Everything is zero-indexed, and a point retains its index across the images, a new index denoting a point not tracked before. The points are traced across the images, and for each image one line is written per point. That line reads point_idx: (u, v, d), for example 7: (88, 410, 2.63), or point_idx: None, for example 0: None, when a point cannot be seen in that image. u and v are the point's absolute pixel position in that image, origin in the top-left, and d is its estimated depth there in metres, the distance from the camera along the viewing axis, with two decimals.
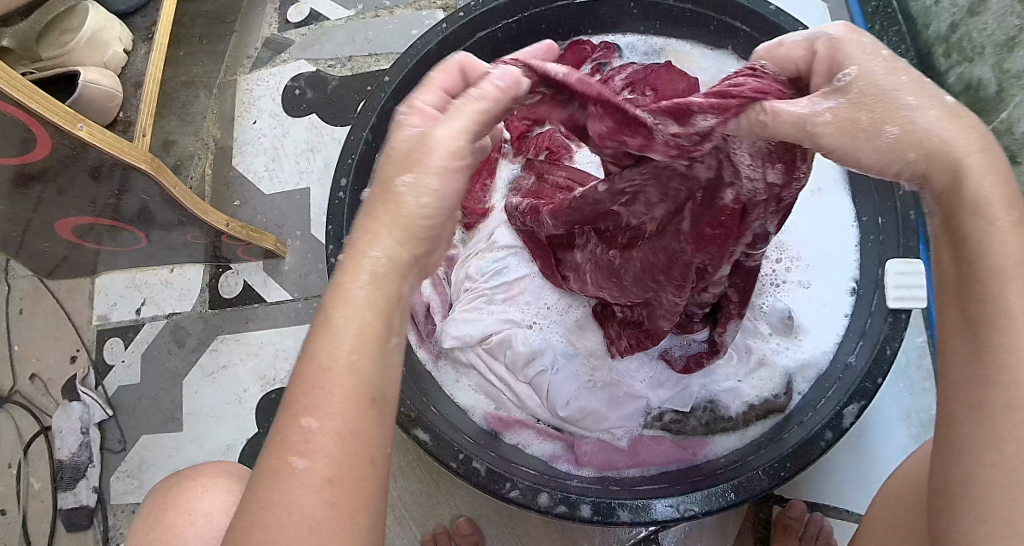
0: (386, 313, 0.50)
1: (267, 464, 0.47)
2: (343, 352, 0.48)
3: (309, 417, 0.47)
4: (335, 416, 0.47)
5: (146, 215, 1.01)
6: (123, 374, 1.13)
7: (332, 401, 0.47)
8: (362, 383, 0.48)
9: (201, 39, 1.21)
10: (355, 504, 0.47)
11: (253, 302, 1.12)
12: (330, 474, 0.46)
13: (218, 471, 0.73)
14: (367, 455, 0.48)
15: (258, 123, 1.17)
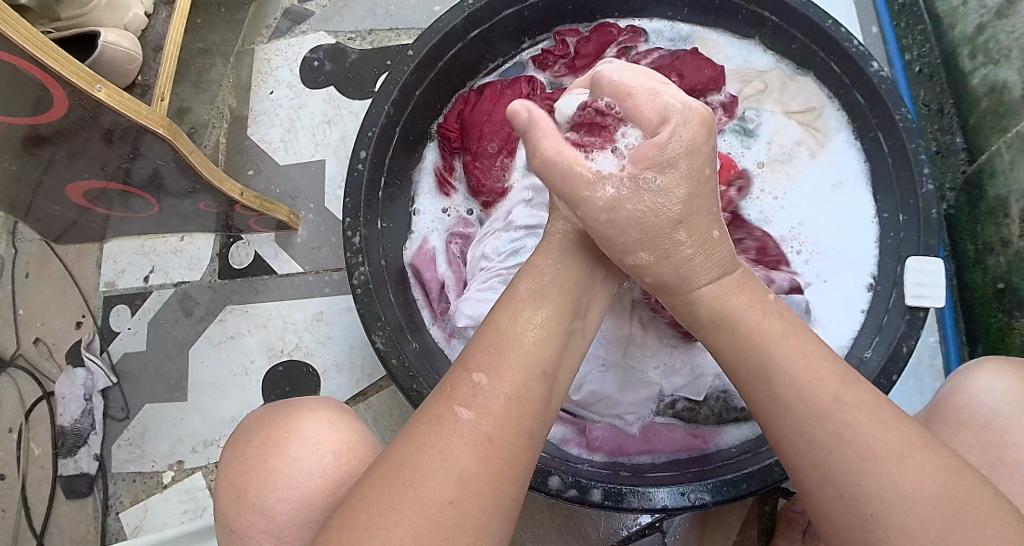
0: (562, 308, 0.63)
1: (432, 411, 0.56)
2: (527, 334, 0.60)
3: (480, 374, 0.57)
4: (505, 380, 0.57)
5: (159, 181, 1.00)
6: (128, 342, 1.12)
7: (503, 367, 0.57)
8: (533, 360, 0.59)
9: (219, 7, 1.20)
10: (503, 466, 0.55)
11: (262, 274, 1.11)
12: (489, 434, 0.55)
13: (325, 407, 0.70)
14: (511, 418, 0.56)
15: (274, 93, 1.16)
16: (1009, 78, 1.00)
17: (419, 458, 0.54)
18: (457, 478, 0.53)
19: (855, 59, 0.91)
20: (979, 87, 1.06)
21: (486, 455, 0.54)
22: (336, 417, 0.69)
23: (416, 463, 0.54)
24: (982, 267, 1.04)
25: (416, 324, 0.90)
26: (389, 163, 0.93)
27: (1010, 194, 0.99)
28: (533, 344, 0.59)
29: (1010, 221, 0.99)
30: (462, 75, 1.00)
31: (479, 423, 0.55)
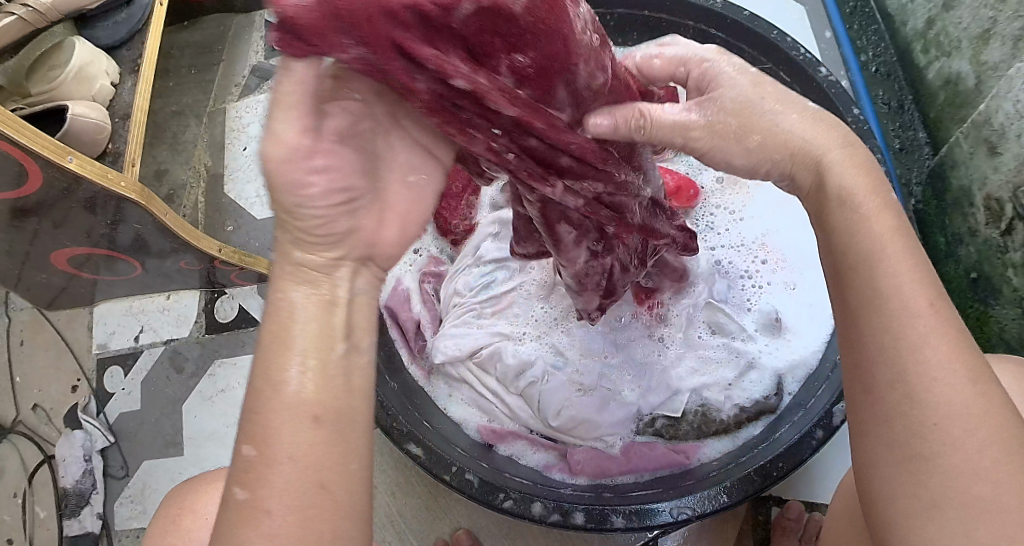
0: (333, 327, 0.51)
1: (237, 481, 0.49)
2: (301, 375, 0.50)
3: (252, 441, 0.49)
4: (296, 436, 0.48)
5: (141, 244, 1.03)
6: (123, 401, 1.14)
7: (290, 424, 0.48)
8: (329, 403, 0.50)
9: (189, 69, 1.25)
10: (329, 515, 0.48)
11: (249, 326, 1.13)
12: (302, 487, 0.48)
13: (224, 480, 0.73)
14: (340, 456, 0.49)
15: (247, 149, 1.19)
16: (962, 69, 0.99)
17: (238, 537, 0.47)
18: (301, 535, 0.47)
19: (803, 67, 0.94)
20: (935, 81, 1.06)
21: (310, 513, 0.47)
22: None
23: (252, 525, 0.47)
24: (955, 258, 1.02)
25: (395, 364, 0.91)
26: None
27: (973, 183, 0.97)
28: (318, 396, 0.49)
29: (975, 211, 0.97)
30: None
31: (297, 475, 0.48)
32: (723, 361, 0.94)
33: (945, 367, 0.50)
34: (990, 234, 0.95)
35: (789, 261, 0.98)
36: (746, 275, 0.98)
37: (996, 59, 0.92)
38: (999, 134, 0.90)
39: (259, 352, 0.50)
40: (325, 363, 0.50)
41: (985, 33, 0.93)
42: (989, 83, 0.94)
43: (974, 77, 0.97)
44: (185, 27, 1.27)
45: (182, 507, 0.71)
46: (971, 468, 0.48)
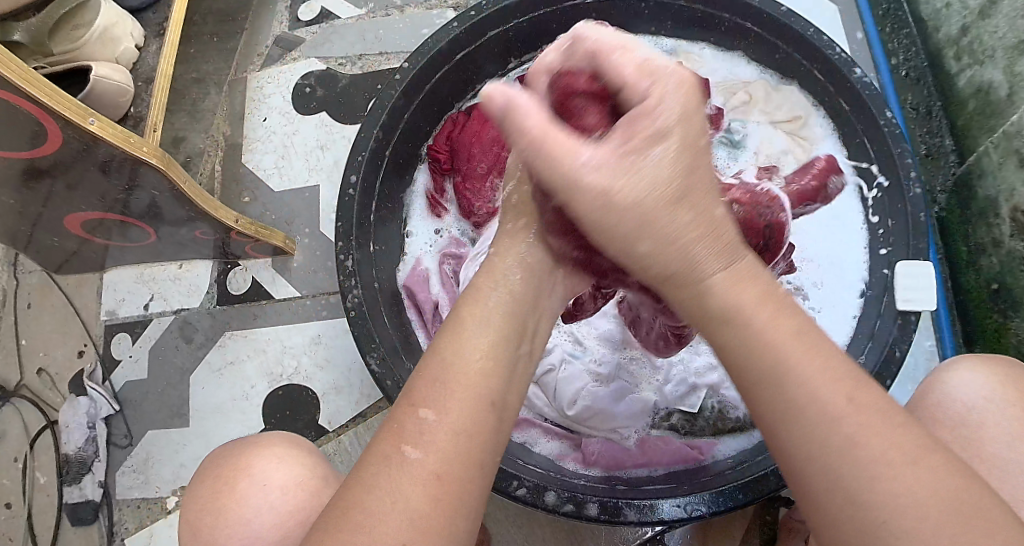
0: (520, 324, 0.58)
1: (380, 449, 0.53)
2: (471, 356, 0.55)
3: (427, 408, 0.53)
4: (449, 413, 0.53)
5: (155, 211, 1.01)
6: (129, 369, 1.13)
7: (450, 398, 0.53)
8: (483, 390, 0.54)
9: (212, 36, 1.23)
10: (454, 499, 0.51)
11: (262, 300, 1.12)
12: (437, 470, 0.51)
13: (284, 442, 0.72)
14: (469, 439, 0.52)
15: (267, 120, 1.18)
16: (994, 78, 0.99)
17: (366, 500, 0.50)
18: (413, 508, 0.50)
19: (837, 66, 0.92)
20: (965, 89, 1.05)
21: (433, 491, 0.50)
22: (290, 451, 0.71)
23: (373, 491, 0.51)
24: (976, 268, 1.02)
25: (412, 346, 0.90)
26: (379, 188, 0.94)
27: (999, 194, 0.97)
28: (477, 369, 0.55)
29: (1000, 222, 0.97)
30: (448, 96, 1.01)
31: (422, 452, 0.51)
32: None
33: (833, 387, 0.50)
34: (1015, 245, 0.95)
35: (812, 261, 0.97)
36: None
37: None
38: None
39: (438, 337, 0.56)
40: (494, 345, 0.56)
41: (1022, 43, 0.93)
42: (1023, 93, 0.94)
43: (1007, 87, 0.96)
44: None
45: (231, 467, 0.69)
46: (888, 475, 0.48)
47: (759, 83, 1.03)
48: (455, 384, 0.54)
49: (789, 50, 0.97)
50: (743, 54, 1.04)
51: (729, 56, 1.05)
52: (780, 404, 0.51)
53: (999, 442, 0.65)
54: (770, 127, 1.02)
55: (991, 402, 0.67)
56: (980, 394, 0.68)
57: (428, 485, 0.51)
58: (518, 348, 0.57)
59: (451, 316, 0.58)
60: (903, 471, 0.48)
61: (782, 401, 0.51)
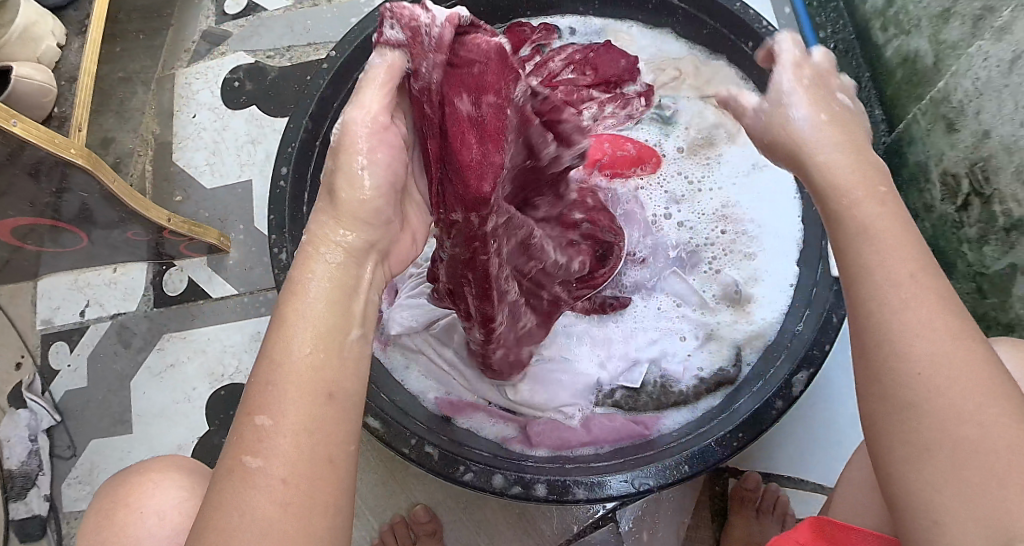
0: (343, 311, 0.53)
1: (223, 464, 0.49)
2: (300, 351, 0.51)
3: (265, 414, 0.49)
4: (288, 415, 0.49)
5: (87, 214, 0.99)
6: (69, 379, 1.10)
7: (287, 399, 0.49)
8: (318, 380, 0.51)
9: (137, 33, 1.20)
10: (309, 501, 0.48)
11: (198, 299, 1.10)
12: (285, 474, 0.48)
13: (170, 467, 0.71)
14: (315, 438, 0.49)
15: (197, 116, 1.15)
16: (919, 47, 0.99)
17: (221, 514, 0.47)
18: (275, 512, 0.47)
19: (765, 39, 0.92)
20: (892, 59, 1.06)
21: (285, 498, 0.47)
22: (172, 475, 0.69)
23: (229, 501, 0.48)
24: None
25: None
26: (310, 179, 0.92)
27: (928, 159, 0.98)
28: (305, 367, 0.51)
29: (932, 186, 0.98)
30: None
31: (270, 453, 0.48)
32: (685, 332, 0.94)
33: (927, 323, 0.50)
34: (946, 209, 0.97)
35: (753, 233, 0.97)
36: (705, 246, 0.98)
37: (954, 38, 0.92)
38: (958, 110, 0.91)
39: (270, 329, 0.52)
40: (319, 337, 0.52)
41: (945, 13, 0.93)
42: (948, 61, 0.94)
43: (933, 56, 0.97)
44: None
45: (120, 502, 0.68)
46: (956, 412, 0.47)
47: (689, 59, 1.03)
48: (284, 389, 0.50)
49: (714, 24, 0.98)
50: (670, 31, 1.05)
51: (657, 33, 1.06)
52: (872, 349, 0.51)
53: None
54: (700, 103, 1.03)
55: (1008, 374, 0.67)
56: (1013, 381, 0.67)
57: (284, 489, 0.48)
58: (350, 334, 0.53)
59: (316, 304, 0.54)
60: (956, 375, 0.48)
61: (874, 340, 0.51)
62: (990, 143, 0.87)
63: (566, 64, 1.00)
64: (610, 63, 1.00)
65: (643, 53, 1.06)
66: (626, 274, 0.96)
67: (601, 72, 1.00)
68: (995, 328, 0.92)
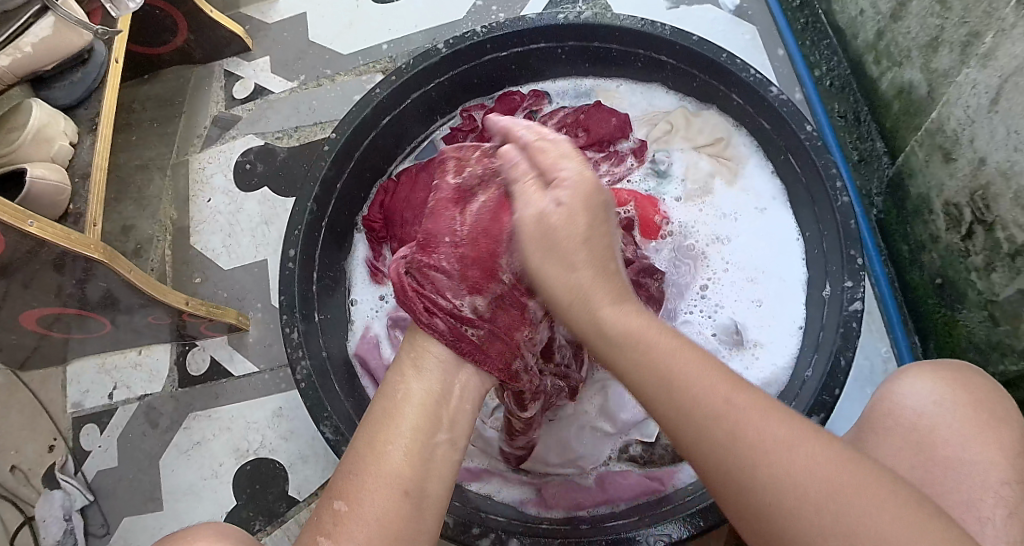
0: (433, 415, 0.65)
1: (326, 511, 0.60)
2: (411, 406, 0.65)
3: (341, 498, 0.59)
4: (364, 499, 0.59)
5: (110, 300, 1.02)
6: (100, 459, 1.12)
7: (364, 487, 0.60)
8: (400, 476, 0.60)
9: (151, 122, 1.24)
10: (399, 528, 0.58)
11: (220, 378, 1.13)
12: (377, 515, 0.58)
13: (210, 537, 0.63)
14: (398, 518, 0.58)
15: (212, 201, 1.19)
16: (914, 78, 1.04)
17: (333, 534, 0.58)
18: (383, 527, 0.58)
19: (754, 87, 0.96)
20: (888, 90, 1.11)
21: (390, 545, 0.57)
22: None
23: (336, 535, 0.57)
24: (919, 265, 1.09)
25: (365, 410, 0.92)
26: (319, 258, 0.96)
27: (930, 191, 1.04)
28: (394, 468, 0.61)
29: (936, 217, 1.04)
30: (379, 161, 1.04)
31: (355, 507, 0.59)
32: None
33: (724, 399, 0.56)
34: (952, 240, 1.02)
35: (760, 277, 1.01)
36: (711, 309, 1.01)
37: (945, 67, 0.98)
38: (953, 140, 0.97)
39: (370, 429, 0.63)
40: (411, 444, 0.62)
41: (933, 41, 0.99)
42: (941, 89, 0.99)
43: (926, 85, 1.02)
44: (146, 81, 1.27)
45: None
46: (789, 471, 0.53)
47: (679, 112, 1.07)
48: (381, 476, 0.60)
49: (705, 76, 1.02)
50: (661, 86, 1.09)
51: (643, 88, 1.10)
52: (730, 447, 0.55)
53: (954, 444, 0.68)
54: (694, 152, 1.06)
55: (941, 406, 0.69)
56: (930, 400, 0.70)
57: (382, 523, 0.58)
58: (432, 440, 0.63)
59: (368, 430, 0.64)
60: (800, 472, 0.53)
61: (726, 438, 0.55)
62: (987, 170, 0.92)
63: (558, 127, 1.06)
64: (602, 123, 1.05)
65: (634, 109, 1.10)
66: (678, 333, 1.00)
67: (593, 133, 1.05)
68: (1009, 358, 0.95)
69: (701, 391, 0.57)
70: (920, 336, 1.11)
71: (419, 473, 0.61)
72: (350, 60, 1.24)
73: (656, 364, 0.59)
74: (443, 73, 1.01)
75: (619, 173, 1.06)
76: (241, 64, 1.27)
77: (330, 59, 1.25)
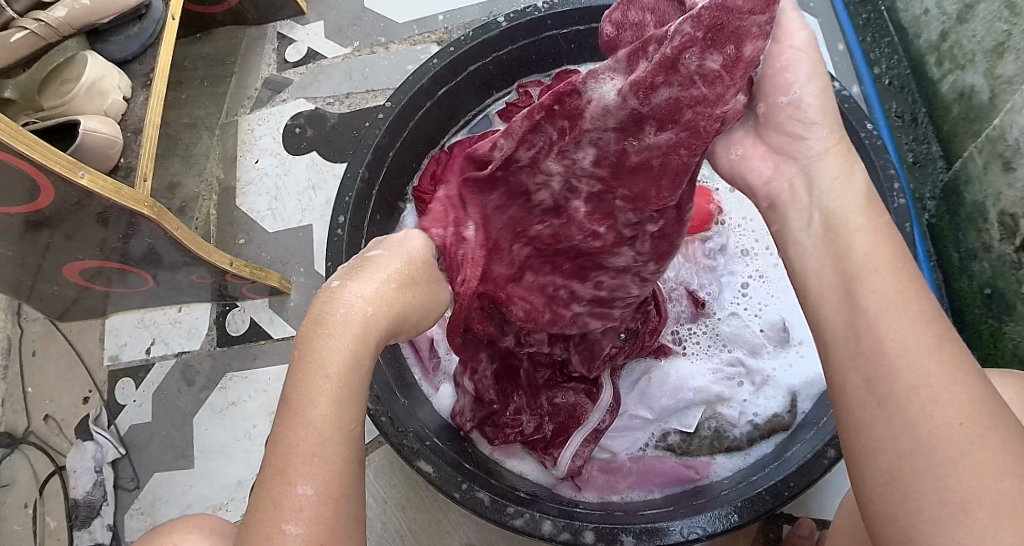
0: (362, 375, 0.57)
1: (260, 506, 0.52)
2: (342, 349, 0.56)
3: (303, 482, 0.52)
4: (310, 476, 0.52)
5: (153, 256, 1.03)
6: (133, 413, 1.13)
7: (308, 465, 0.52)
8: (337, 443, 0.54)
9: (202, 81, 1.25)
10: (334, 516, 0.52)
11: (259, 339, 1.14)
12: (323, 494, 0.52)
13: (190, 527, 0.67)
14: (339, 504, 0.52)
15: (259, 162, 1.19)
16: (976, 82, 1.02)
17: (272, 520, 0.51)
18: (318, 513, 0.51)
19: None
20: (949, 94, 1.09)
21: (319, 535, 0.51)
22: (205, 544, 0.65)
23: (303, 523, 0.51)
24: (969, 274, 1.07)
25: (404, 382, 0.92)
26: (367, 225, 0.96)
27: (986, 198, 1.02)
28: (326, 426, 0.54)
29: (990, 226, 1.02)
30: (432, 132, 1.03)
31: (315, 490, 0.52)
32: (739, 378, 0.96)
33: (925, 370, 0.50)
34: (1005, 250, 0.99)
35: None
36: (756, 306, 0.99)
37: (1011, 73, 0.96)
38: (1013, 148, 0.95)
39: (293, 382, 0.55)
40: (337, 406, 0.55)
41: (1000, 45, 0.96)
42: (1004, 95, 0.97)
43: (989, 90, 1.00)
44: (198, 40, 1.27)
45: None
46: (963, 476, 0.47)
47: None
48: (314, 442, 0.53)
49: None
50: None
51: None
52: (913, 406, 0.50)
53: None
54: None
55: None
56: (997, 409, 0.68)
57: (334, 503, 0.52)
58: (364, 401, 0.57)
59: (298, 369, 0.56)
60: (975, 491, 0.47)
61: (905, 391, 0.50)
62: None
63: None
64: None
65: None
66: (680, 328, 0.98)
67: None
68: None
69: (921, 373, 0.50)
70: (964, 346, 1.09)
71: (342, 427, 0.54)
72: (404, 28, 1.23)
73: (894, 324, 0.52)
74: (502, 46, 1.00)
75: None
76: (295, 28, 1.26)
77: (384, 26, 1.24)
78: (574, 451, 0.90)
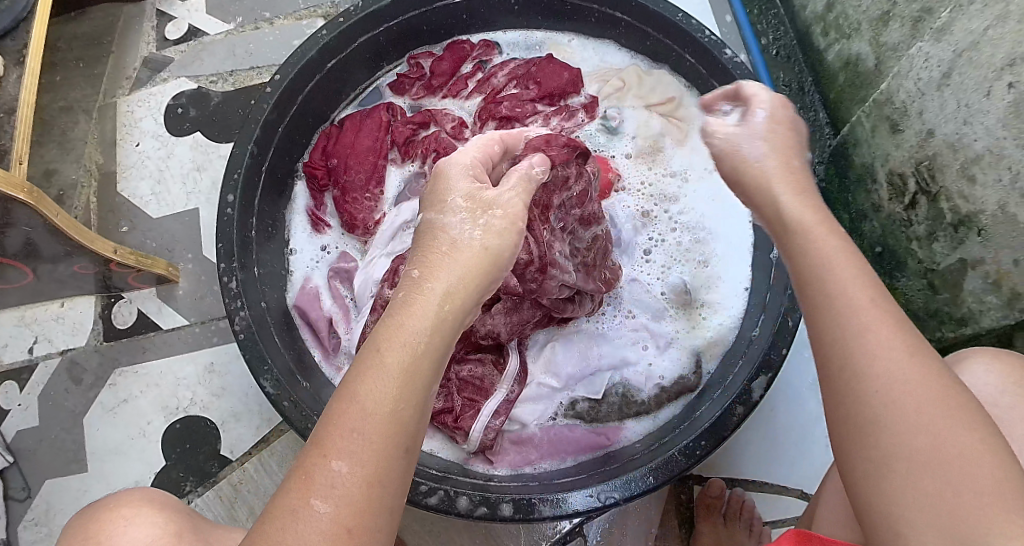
0: (421, 362, 0.56)
1: (287, 502, 0.53)
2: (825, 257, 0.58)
3: (341, 460, 0.53)
4: (358, 462, 0.53)
5: (32, 248, 0.95)
6: (19, 418, 1.06)
7: (360, 449, 0.53)
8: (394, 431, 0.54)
9: (77, 62, 1.17)
10: (365, 520, 0.53)
11: (148, 331, 1.08)
12: (361, 479, 0.53)
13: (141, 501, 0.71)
14: (381, 487, 0.54)
15: (141, 145, 1.13)
16: (862, 51, 1.04)
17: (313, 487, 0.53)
18: (361, 496, 0.53)
19: (709, 48, 0.95)
20: (834, 63, 1.11)
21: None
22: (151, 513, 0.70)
23: (328, 499, 0.52)
24: (860, 233, 1.10)
25: (305, 366, 0.88)
26: (257, 205, 0.91)
27: (875, 160, 1.04)
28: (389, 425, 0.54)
29: (878, 187, 1.04)
30: (322, 107, 0.99)
31: (356, 470, 0.53)
32: (640, 341, 0.96)
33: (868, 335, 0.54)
34: (894, 209, 1.02)
35: (706, 237, 1.00)
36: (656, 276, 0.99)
37: (893, 42, 0.98)
38: (901, 111, 0.97)
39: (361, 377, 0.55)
40: (397, 399, 0.55)
41: (884, 15, 0.98)
42: (889, 63, 0.99)
43: (873, 59, 1.02)
44: (73, 18, 1.19)
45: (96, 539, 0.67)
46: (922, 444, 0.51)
47: (632, 69, 1.04)
48: (369, 433, 0.54)
49: (659, 35, 1.00)
50: (613, 42, 1.06)
51: (596, 43, 1.07)
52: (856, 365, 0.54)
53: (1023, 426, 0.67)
54: (645, 111, 1.04)
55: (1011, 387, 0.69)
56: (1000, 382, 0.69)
57: (366, 484, 0.53)
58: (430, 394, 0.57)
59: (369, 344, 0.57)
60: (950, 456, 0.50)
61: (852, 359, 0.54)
62: (934, 142, 0.93)
63: (508, 79, 1.04)
64: (553, 76, 1.02)
65: (586, 65, 1.07)
66: None
67: (544, 85, 1.02)
68: (947, 324, 0.97)
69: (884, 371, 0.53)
70: None
71: (414, 432, 0.56)
72: (289, 2, 1.18)
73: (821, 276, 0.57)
74: (393, 17, 0.97)
75: (567, 127, 1.02)
76: (174, 4, 1.20)
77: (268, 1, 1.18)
78: (485, 423, 0.87)
